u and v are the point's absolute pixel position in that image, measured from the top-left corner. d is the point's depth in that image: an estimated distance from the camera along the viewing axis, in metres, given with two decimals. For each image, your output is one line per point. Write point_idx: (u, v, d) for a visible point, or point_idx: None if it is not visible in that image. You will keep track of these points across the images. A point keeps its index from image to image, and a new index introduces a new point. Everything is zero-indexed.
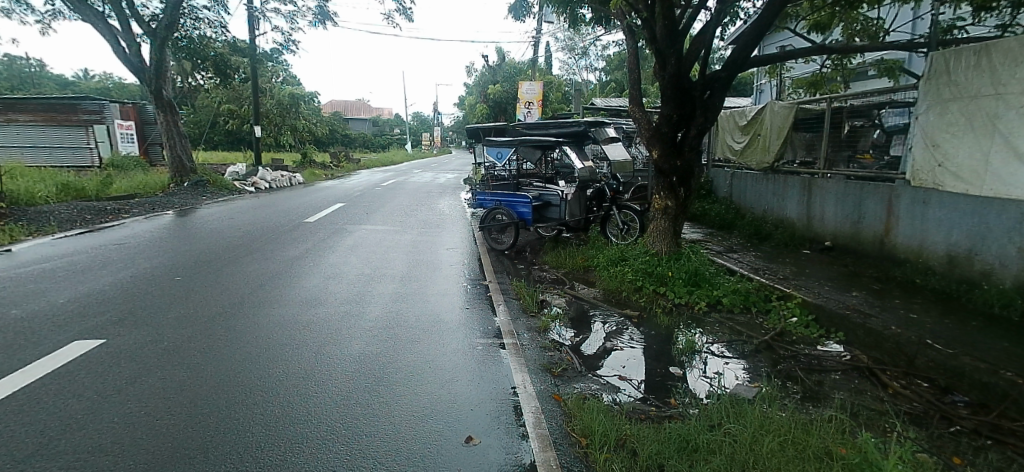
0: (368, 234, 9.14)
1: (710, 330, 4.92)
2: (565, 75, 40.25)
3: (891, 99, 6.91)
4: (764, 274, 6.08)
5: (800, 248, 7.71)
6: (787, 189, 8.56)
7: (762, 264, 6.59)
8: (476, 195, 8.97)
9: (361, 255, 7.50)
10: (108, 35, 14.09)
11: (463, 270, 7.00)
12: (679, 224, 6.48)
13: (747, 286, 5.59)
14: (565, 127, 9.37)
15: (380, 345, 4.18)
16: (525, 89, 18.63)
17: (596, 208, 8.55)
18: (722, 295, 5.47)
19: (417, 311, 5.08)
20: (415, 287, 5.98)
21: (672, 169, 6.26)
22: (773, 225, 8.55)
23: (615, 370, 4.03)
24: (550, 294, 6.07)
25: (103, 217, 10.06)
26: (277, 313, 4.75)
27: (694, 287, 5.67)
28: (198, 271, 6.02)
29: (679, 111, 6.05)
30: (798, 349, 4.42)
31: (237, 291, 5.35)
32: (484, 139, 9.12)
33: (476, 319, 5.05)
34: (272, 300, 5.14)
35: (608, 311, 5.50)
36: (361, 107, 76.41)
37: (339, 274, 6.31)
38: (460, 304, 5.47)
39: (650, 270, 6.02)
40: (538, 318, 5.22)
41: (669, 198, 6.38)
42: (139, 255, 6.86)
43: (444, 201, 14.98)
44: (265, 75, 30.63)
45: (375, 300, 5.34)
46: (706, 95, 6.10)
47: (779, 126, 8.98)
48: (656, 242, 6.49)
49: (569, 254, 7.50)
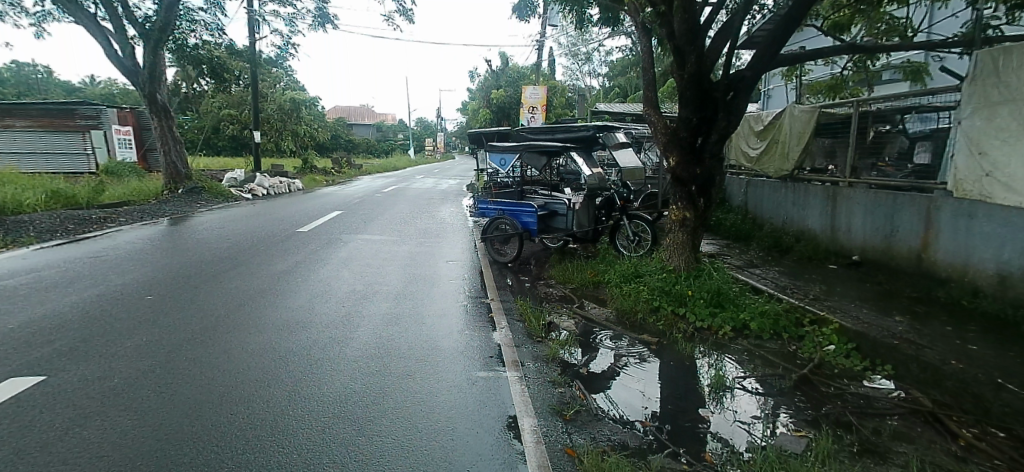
0: (364, 245, 8.64)
1: (738, 359, 4.37)
2: (569, 81, 39.91)
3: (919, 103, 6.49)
4: (792, 293, 5.53)
5: (826, 262, 7.15)
6: (809, 198, 8.00)
7: (789, 281, 6.04)
8: (477, 204, 8.46)
9: (354, 268, 6.99)
10: (100, 38, 13.68)
11: (462, 286, 6.48)
12: (698, 237, 5.94)
13: (776, 307, 5.02)
14: (571, 132, 8.83)
15: (366, 380, 3.66)
16: (529, 94, 18.18)
17: (605, 219, 8.04)
18: (748, 318, 4.90)
19: (410, 337, 4.54)
20: (411, 306, 5.45)
21: (692, 178, 5.74)
22: (795, 236, 8.00)
23: (633, 413, 3.48)
24: (557, 315, 5.52)
25: (88, 227, 9.61)
26: (251, 341, 4.24)
27: (717, 308, 5.12)
28: (173, 289, 5.54)
29: (700, 113, 5.52)
30: (843, 386, 3.85)
31: (211, 313, 4.85)
32: (486, 145, 8.60)
33: (477, 345, 4.52)
34: (248, 324, 4.62)
35: (622, 335, 4.96)
36: (364, 112, 76.28)
37: (328, 292, 5.80)
38: (458, 327, 4.94)
39: (667, 289, 5.47)
40: (544, 344, 4.68)
41: (687, 209, 5.86)
42: (113, 269, 6.37)
43: (446, 208, 14.47)
44: (267, 80, 30.30)
45: (364, 323, 4.82)
46: (730, 96, 5.56)
47: (800, 131, 8.44)
48: (673, 257, 5.96)
49: (577, 268, 6.96)
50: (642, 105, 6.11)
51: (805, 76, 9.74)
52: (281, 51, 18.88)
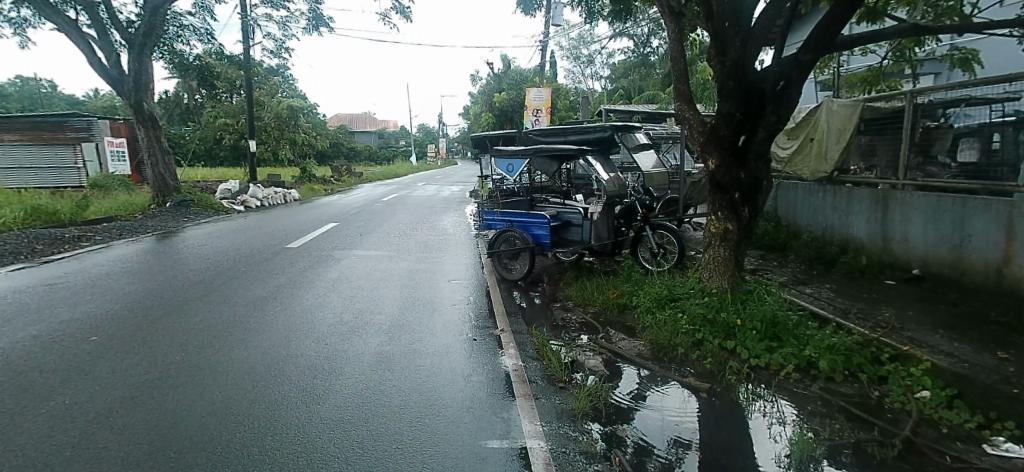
0: (358, 263, 7.77)
1: (813, 414, 3.49)
2: (572, 84, 39.16)
3: (977, 94, 5.78)
4: (857, 319, 4.66)
5: (881, 276, 6.27)
6: (855, 203, 7.12)
7: (849, 302, 5.16)
8: (483, 214, 7.67)
9: (344, 293, 6.14)
10: (82, 44, 12.95)
11: (466, 312, 5.62)
12: (741, 253, 5.07)
13: (845, 339, 4.15)
14: (585, 133, 7.95)
15: (344, 458, 2.82)
16: (533, 96, 17.34)
17: (625, 229, 7.20)
18: (814, 354, 4.04)
19: (403, 388, 3.70)
20: (406, 342, 4.61)
21: (734, 183, 4.88)
22: (840, 247, 7.11)
23: (671, 458, 2.98)
24: (579, 349, 4.63)
25: (59, 247, 8.78)
26: (201, 400, 3.40)
27: (773, 342, 4.24)
28: (124, 327, 4.71)
29: (744, 107, 4.68)
30: (961, 454, 2.97)
31: (161, 360, 4.01)
32: (492, 150, 7.72)
33: (483, 396, 3.65)
34: (203, 375, 3.78)
35: (661, 376, 4.10)
36: (366, 119, 75.79)
37: (309, 325, 4.95)
38: (462, 370, 4.09)
39: (711, 317, 4.60)
40: (568, 392, 3.80)
41: (729, 220, 5.00)
42: (66, 301, 5.55)
43: (449, 218, 13.59)
44: (264, 88, 29.60)
45: (348, 369, 3.98)
46: (780, 87, 4.69)
47: (841, 128, 7.56)
48: (713, 277, 5.10)
49: (597, 288, 6.11)
50: (673, 101, 5.29)
51: (840, 68, 8.94)
52: (276, 58, 18.19)
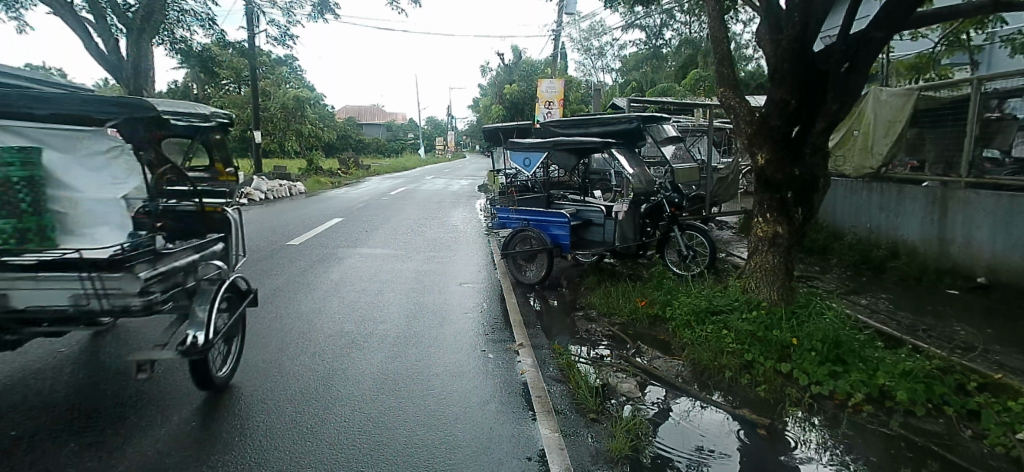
0: (363, 264, 7.22)
1: (899, 459, 2.91)
2: (582, 77, 38.39)
3: None
4: (931, 339, 4.06)
5: (941, 285, 5.65)
6: (906, 204, 6.48)
7: (914, 318, 4.56)
8: (498, 212, 7.12)
9: (345, 298, 5.61)
10: (78, 28, 12.47)
11: (480, 322, 5.06)
12: (792, 260, 4.47)
13: (924, 365, 3.57)
14: (608, 124, 7.35)
15: None
16: (545, 87, 16.65)
17: (651, 230, 6.54)
18: (888, 382, 3.46)
19: (408, 420, 3.14)
20: (413, 359, 4.08)
21: (786, 181, 4.29)
22: (889, 251, 6.48)
23: None
24: (609, 369, 4.07)
25: None
26: (168, 434, 2.87)
27: (837, 366, 3.66)
28: (99, 339, 4.21)
29: (800, 93, 4.12)
30: None
31: (132, 380, 3.50)
32: (507, 142, 7.13)
33: (503, 432, 3.08)
34: (176, 400, 3.27)
35: (709, 405, 3.52)
36: (375, 112, 75.31)
37: (304, 337, 4.43)
38: (476, 397, 3.52)
39: (761, 335, 4.02)
40: (602, 424, 3.24)
41: (779, 222, 4.41)
42: None
43: (459, 214, 13.02)
44: (270, 78, 29.08)
45: (345, 395, 3.43)
46: (844, 70, 4.08)
47: (890, 120, 6.91)
48: (760, 287, 4.50)
49: (623, 296, 5.56)
50: (715, 87, 4.71)
51: (887, 54, 8.35)
52: (280, 46, 17.65)
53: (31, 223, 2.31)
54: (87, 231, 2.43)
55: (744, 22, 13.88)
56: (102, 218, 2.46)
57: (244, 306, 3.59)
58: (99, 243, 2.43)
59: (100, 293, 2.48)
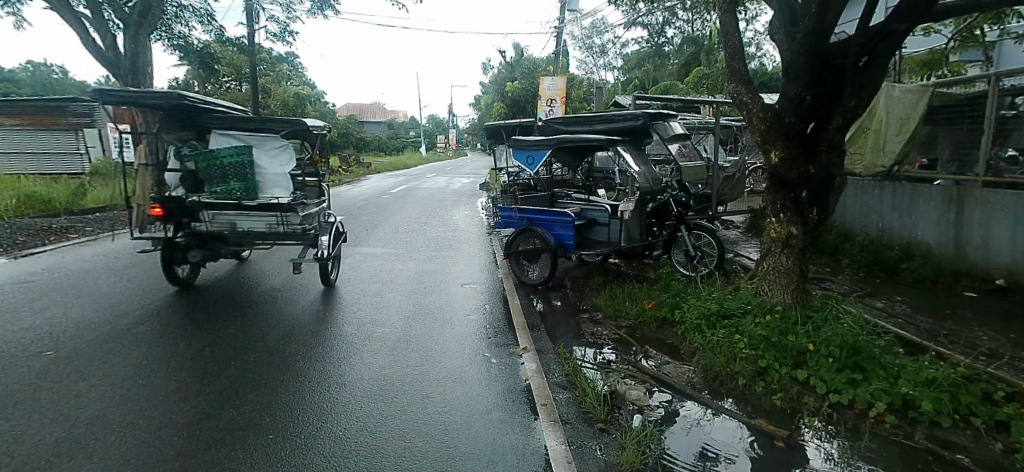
0: (363, 264, 7.06)
1: None
2: (584, 74, 38.11)
3: None
4: (954, 345, 3.88)
5: (957, 288, 5.48)
6: (920, 203, 6.31)
7: (934, 323, 4.38)
8: (500, 211, 6.95)
9: (345, 299, 5.45)
10: (75, 24, 12.31)
11: (483, 325, 4.90)
12: (807, 262, 4.30)
13: (948, 373, 3.39)
14: (613, 121, 7.17)
15: None
16: (547, 84, 16.44)
17: (657, 230, 6.43)
18: (911, 391, 3.29)
19: (407, 430, 2.98)
20: (413, 364, 3.91)
21: (801, 179, 4.11)
22: (902, 252, 6.31)
23: None
24: (617, 375, 3.90)
25: (45, 238, 8.15)
26: (154, 446, 2.69)
27: (857, 374, 3.49)
28: (88, 343, 4.05)
29: (817, 89, 3.94)
30: None
31: (118, 388, 3.33)
32: (509, 139, 6.94)
33: (506, 443, 2.92)
34: (165, 410, 3.09)
35: (723, 414, 3.36)
36: (376, 110, 75.07)
37: (300, 342, 4.27)
38: (478, 405, 3.35)
39: (776, 340, 3.85)
40: (611, 436, 3.07)
41: (794, 223, 4.23)
42: (31, 305, 4.88)
43: (461, 212, 12.85)
44: (270, 75, 28.88)
45: (342, 402, 3.28)
46: (862, 64, 3.89)
47: (902, 117, 6.71)
48: (774, 290, 4.33)
49: (630, 298, 5.40)
50: (727, 82, 4.54)
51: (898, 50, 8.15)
52: (280, 42, 17.47)
53: (247, 187, 5.42)
54: (271, 191, 5.59)
55: (750, 18, 13.66)
56: (278, 183, 5.66)
57: (338, 243, 6.23)
58: (277, 196, 5.58)
59: (283, 221, 5.38)
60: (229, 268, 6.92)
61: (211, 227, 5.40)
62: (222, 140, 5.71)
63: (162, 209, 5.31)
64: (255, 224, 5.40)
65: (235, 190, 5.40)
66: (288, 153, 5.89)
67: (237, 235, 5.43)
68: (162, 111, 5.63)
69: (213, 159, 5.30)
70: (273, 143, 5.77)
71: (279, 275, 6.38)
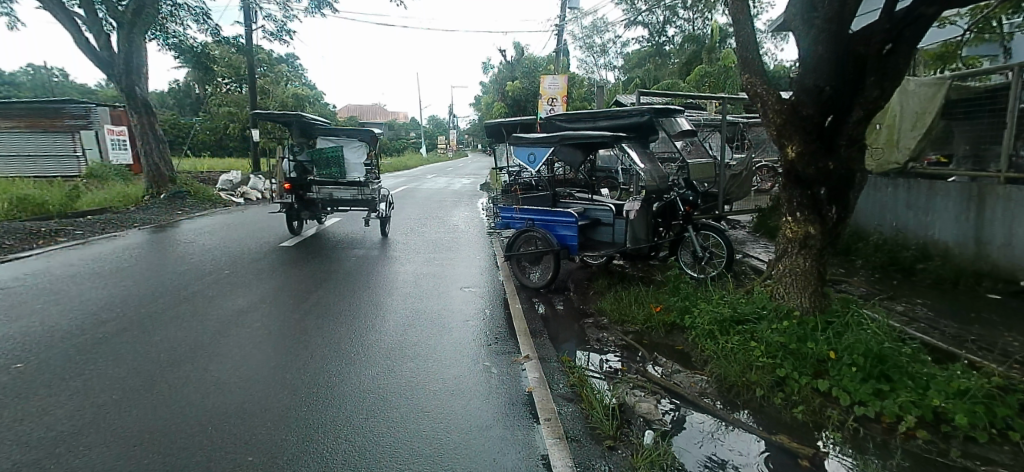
0: (359, 267, 6.83)
1: None
2: (584, 74, 37.81)
3: None
4: (985, 352, 3.64)
5: (979, 289, 5.23)
6: (937, 201, 6.06)
7: (959, 327, 4.15)
8: (500, 211, 6.72)
9: (340, 303, 5.23)
10: (67, 23, 12.11)
11: (483, 331, 4.67)
12: (825, 264, 4.07)
13: (982, 383, 3.15)
14: (618, 117, 6.94)
15: None
16: (548, 83, 16.19)
17: (663, 230, 6.16)
18: (943, 403, 3.05)
19: (401, 448, 2.76)
20: (409, 374, 3.67)
21: (819, 176, 3.88)
22: (919, 251, 6.06)
23: None
24: (626, 384, 3.67)
25: (33, 241, 7.90)
26: (121, 470, 2.44)
27: (882, 383, 3.26)
28: (61, 351, 3.78)
29: (836, 79, 3.72)
30: None
31: (89, 401, 3.08)
32: (510, 137, 6.70)
33: (508, 463, 2.69)
34: (138, 423, 2.86)
35: (741, 427, 3.13)
36: (376, 111, 74.88)
37: (290, 349, 4.02)
38: (477, 420, 3.13)
39: (794, 347, 3.62)
40: (621, 454, 2.83)
41: (811, 222, 4.00)
42: (9, 311, 4.64)
43: (461, 213, 12.63)
44: (268, 76, 28.64)
45: (332, 415, 3.06)
46: (886, 52, 3.66)
47: (917, 112, 6.47)
48: (789, 294, 4.10)
49: (636, 301, 5.17)
50: (740, 73, 4.31)
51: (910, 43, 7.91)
52: (276, 42, 17.26)
53: (341, 171, 9.42)
54: (354, 173, 9.49)
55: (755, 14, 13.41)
56: (356, 168, 9.48)
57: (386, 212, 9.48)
58: (357, 175, 9.41)
59: (367, 192, 9.14)
60: (220, 266, 6.73)
61: (319, 195, 9.13)
62: (324, 141, 9.42)
63: (288, 185, 8.91)
64: (341, 192, 9.10)
65: (336, 173, 9.39)
66: (363, 149, 9.60)
67: (330, 201, 9.11)
68: (295, 129, 9.66)
69: (323, 154, 9.30)
70: (350, 141, 9.39)
71: (339, 239, 8.97)
